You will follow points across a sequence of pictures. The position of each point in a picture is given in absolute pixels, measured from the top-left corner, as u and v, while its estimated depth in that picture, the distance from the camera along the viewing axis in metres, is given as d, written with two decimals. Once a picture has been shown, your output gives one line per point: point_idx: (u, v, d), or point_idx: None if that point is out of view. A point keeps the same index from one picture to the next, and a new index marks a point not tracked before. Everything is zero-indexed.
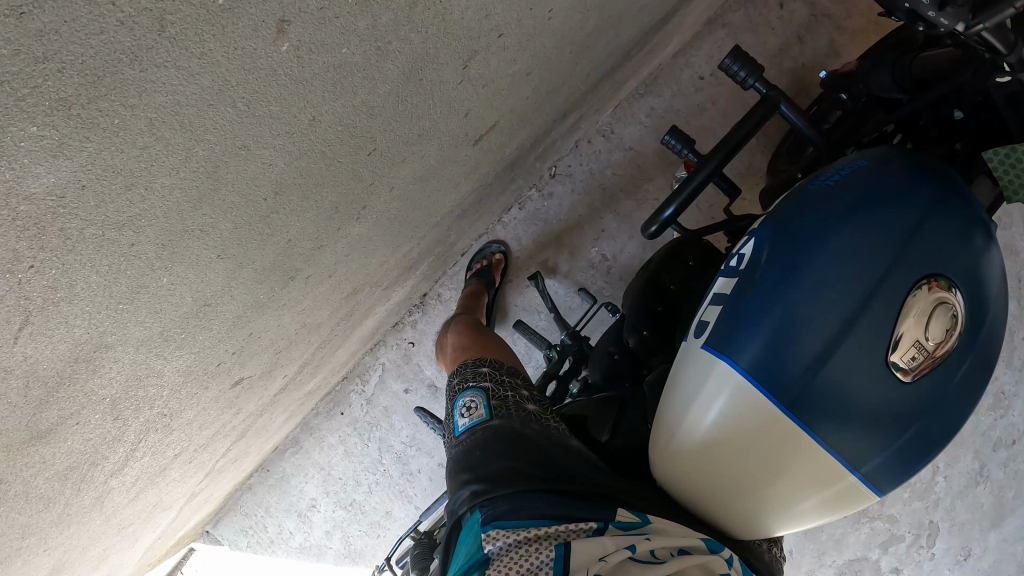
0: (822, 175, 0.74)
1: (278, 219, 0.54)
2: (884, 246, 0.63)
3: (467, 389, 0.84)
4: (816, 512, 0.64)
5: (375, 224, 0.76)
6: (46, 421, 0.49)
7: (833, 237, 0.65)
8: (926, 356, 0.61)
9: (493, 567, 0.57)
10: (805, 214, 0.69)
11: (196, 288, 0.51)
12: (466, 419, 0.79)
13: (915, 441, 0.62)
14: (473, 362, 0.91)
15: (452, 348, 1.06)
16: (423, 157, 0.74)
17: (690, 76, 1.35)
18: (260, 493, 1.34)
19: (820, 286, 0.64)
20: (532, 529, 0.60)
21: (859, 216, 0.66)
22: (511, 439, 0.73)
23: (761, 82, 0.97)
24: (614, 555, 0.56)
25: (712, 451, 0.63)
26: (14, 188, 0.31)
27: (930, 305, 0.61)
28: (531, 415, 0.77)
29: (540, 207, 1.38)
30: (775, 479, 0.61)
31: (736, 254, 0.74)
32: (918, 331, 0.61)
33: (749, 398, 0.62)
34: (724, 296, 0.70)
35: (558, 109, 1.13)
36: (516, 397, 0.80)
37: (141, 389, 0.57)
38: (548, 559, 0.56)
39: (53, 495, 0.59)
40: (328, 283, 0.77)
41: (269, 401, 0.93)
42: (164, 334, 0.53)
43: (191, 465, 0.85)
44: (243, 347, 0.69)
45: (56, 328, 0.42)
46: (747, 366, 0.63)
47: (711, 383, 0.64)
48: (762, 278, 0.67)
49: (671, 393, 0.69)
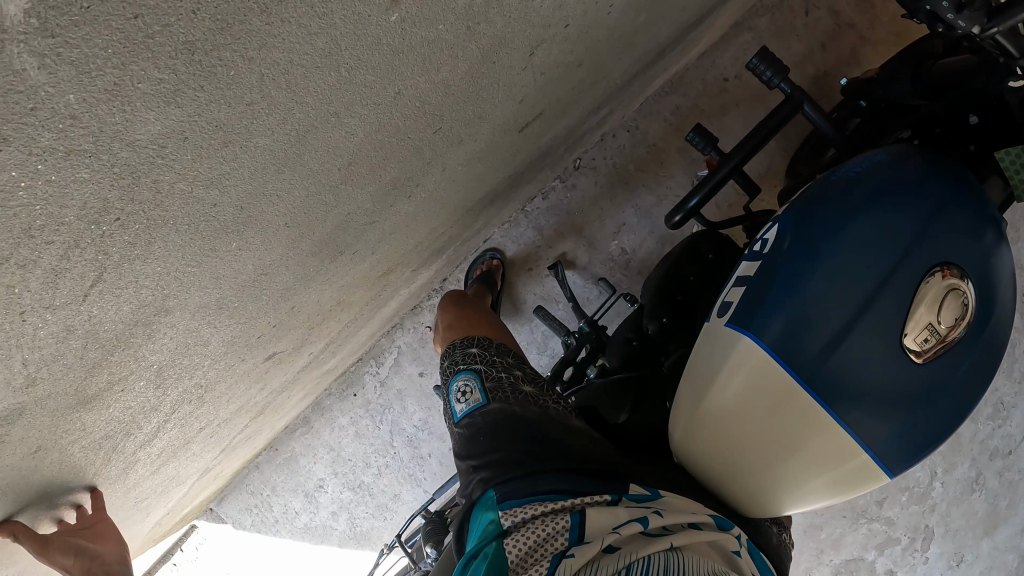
0: (844, 167, 0.80)
1: (344, 191, 0.53)
2: (898, 238, 0.70)
3: (459, 372, 0.82)
4: (826, 491, 0.69)
5: (421, 204, 0.74)
6: (94, 386, 0.46)
7: (852, 227, 0.72)
8: (938, 339, 0.67)
9: (509, 538, 0.57)
10: (826, 204, 0.76)
11: (259, 255, 0.50)
12: (463, 405, 0.77)
13: (924, 425, 0.68)
14: (463, 342, 0.88)
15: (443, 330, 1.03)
16: (476, 138, 0.72)
17: (716, 76, 1.33)
18: (267, 472, 1.31)
19: (838, 272, 0.70)
20: (548, 503, 0.60)
21: (876, 208, 0.73)
22: (511, 424, 0.71)
23: (785, 82, 0.95)
24: (626, 527, 0.56)
25: (734, 421, 0.69)
26: (121, 132, 0.30)
27: (942, 292, 0.68)
28: (531, 397, 0.75)
29: (563, 197, 1.37)
30: (791, 452, 0.67)
31: (760, 239, 0.81)
32: (930, 316, 0.67)
33: (771, 371, 0.68)
34: (747, 277, 0.77)
35: (594, 102, 1.11)
36: (511, 378, 0.78)
37: (186, 357, 0.54)
38: (562, 529, 0.56)
39: (85, 464, 0.57)
40: (369, 261, 0.75)
41: (293, 378, 0.91)
42: (219, 302, 0.51)
43: (213, 440, 0.83)
44: (283, 320, 0.67)
45: (125, 288, 0.40)
46: (769, 342, 0.69)
47: (734, 356, 0.71)
48: (783, 264, 0.73)
49: (693, 369, 0.75)
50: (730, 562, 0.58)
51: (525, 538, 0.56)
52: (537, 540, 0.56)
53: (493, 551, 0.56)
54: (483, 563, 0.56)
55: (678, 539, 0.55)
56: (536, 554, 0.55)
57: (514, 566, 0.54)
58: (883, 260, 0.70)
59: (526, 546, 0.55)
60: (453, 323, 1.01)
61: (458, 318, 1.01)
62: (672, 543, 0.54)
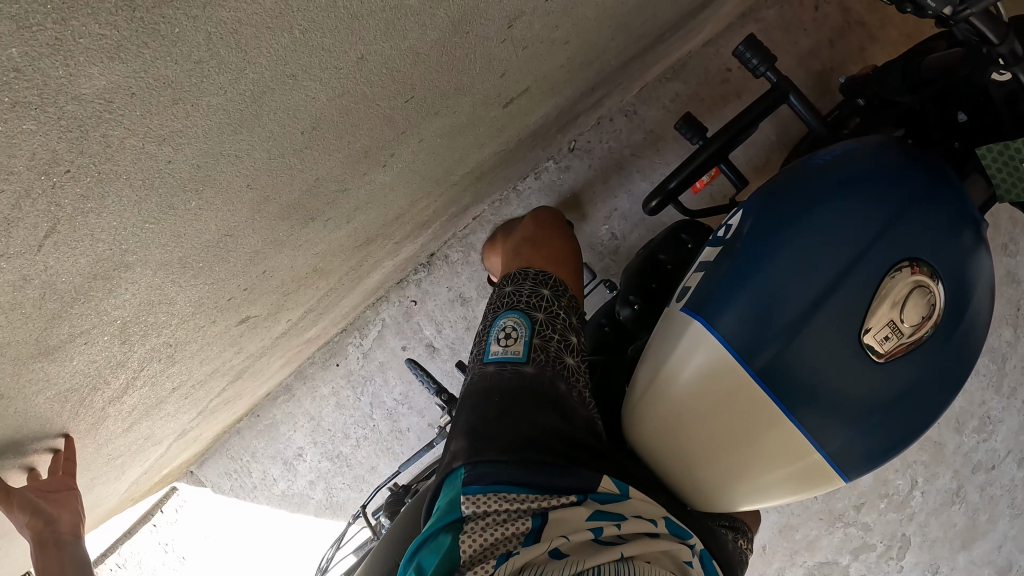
0: (816, 154, 0.80)
1: (310, 155, 0.53)
2: (861, 234, 0.71)
3: (514, 309, 0.83)
4: (777, 485, 0.71)
5: (399, 173, 0.76)
6: (54, 337, 0.49)
7: (815, 219, 0.73)
8: (899, 337, 0.68)
9: (465, 532, 0.60)
10: (792, 192, 0.76)
11: (223, 215, 0.51)
12: (502, 347, 0.79)
13: (879, 428, 0.69)
14: (535, 274, 0.88)
15: (518, 240, 1.03)
16: (454, 112, 0.74)
17: (718, 66, 1.32)
18: (247, 437, 1.37)
19: (796, 265, 0.71)
20: (513, 500, 0.63)
21: (844, 199, 0.73)
22: (532, 394, 0.74)
23: (773, 71, 0.96)
24: (578, 534, 0.60)
25: (685, 409, 0.71)
26: (65, 86, 0.31)
27: (906, 288, 0.68)
28: (566, 373, 0.79)
29: (556, 178, 1.38)
30: (740, 444, 0.69)
31: (725, 224, 0.82)
32: (893, 312, 0.68)
33: (723, 359, 0.70)
34: (707, 264, 0.79)
35: (586, 84, 1.12)
36: (561, 345, 0.80)
37: (151, 315, 0.57)
38: (519, 533, 0.60)
39: (52, 416, 0.60)
40: (345, 229, 0.77)
41: (270, 344, 0.97)
42: (183, 261, 0.53)
43: (187, 401, 0.88)
44: (255, 284, 0.70)
45: (80, 241, 0.41)
46: (722, 331, 0.71)
47: (688, 340, 0.73)
48: (739, 254, 0.75)
49: (650, 351, 0.78)
50: (679, 570, 0.62)
51: (479, 537, 0.59)
52: (492, 539, 0.59)
53: (449, 540, 0.60)
54: (438, 549, 0.61)
55: (629, 550, 0.58)
56: (487, 553, 0.58)
57: (464, 563, 0.58)
58: (843, 256, 0.70)
59: (478, 546, 0.59)
60: (528, 243, 1.00)
61: (537, 238, 1.00)
62: (622, 554, 0.57)
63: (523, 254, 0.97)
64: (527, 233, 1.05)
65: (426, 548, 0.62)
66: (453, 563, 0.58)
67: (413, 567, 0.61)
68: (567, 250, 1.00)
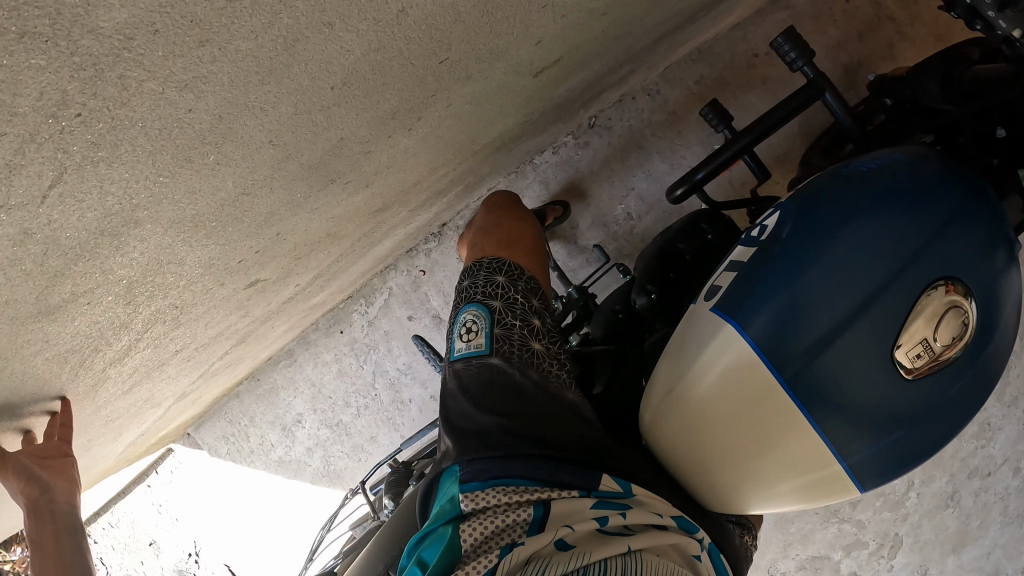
0: (857, 160, 0.77)
1: (337, 113, 0.49)
2: (904, 244, 0.67)
3: (472, 303, 0.78)
4: (792, 495, 0.70)
5: (423, 139, 0.72)
6: (56, 297, 0.46)
7: (857, 226, 0.69)
8: (931, 357, 0.65)
9: (465, 524, 0.58)
10: (832, 197, 0.73)
11: (241, 173, 0.47)
12: (465, 344, 0.75)
13: (904, 445, 0.67)
14: (490, 263, 0.83)
15: (475, 232, 0.98)
16: (484, 78, 0.69)
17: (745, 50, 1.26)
18: (247, 401, 1.36)
19: (834, 272, 0.68)
20: (514, 493, 0.60)
21: (887, 208, 0.69)
22: (505, 388, 0.71)
23: (809, 67, 0.90)
24: (583, 524, 0.57)
25: (707, 412, 0.69)
26: (81, 17, 0.26)
27: (941, 307, 0.66)
28: (534, 358, 0.73)
29: (573, 154, 1.33)
30: (761, 450, 0.67)
31: (759, 225, 0.79)
32: (926, 330, 0.65)
33: (751, 364, 0.68)
34: (740, 264, 0.76)
35: (615, 60, 1.06)
36: (523, 330, 0.75)
37: (159, 275, 0.54)
38: (521, 521, 0.57)
39: (51, 376, 0.57)
40: (363, 194, 0.74)
41: (276, 309, 0.94)
42: (195, 219, 0.49)
43: (189, 364, 0.85)
44: (268, 247, 0.66)
45: (88, 193, 0.37)
46: (754, 335, 0.68)
47: (717, 343, 0.70)
48: (776, 256, 0.72)
49: (676, 350, 0.75)
50: (690, 565, 0.61)
51: (481, 528, 0.57)
52: (494, 528, 0.57)
53: (449, 532, 0.58)
54: (439, 540, 0.58)
55: (638, 543, 0.56)
56: (491, 542, 0.56)
57: (466, 554, 0.55)
58: (884, 266, 0.67)
59: (481, 535, 0.56)
60: (485, 232, 0.94)
61: (493, 225, 0.94)
62: (630, 547, 0.55)
63: (481, 244, 0.91)
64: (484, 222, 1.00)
65: (425, 543, 0.60)
66: (454, 556, 0.56)
67: (414, 563, 0.58)
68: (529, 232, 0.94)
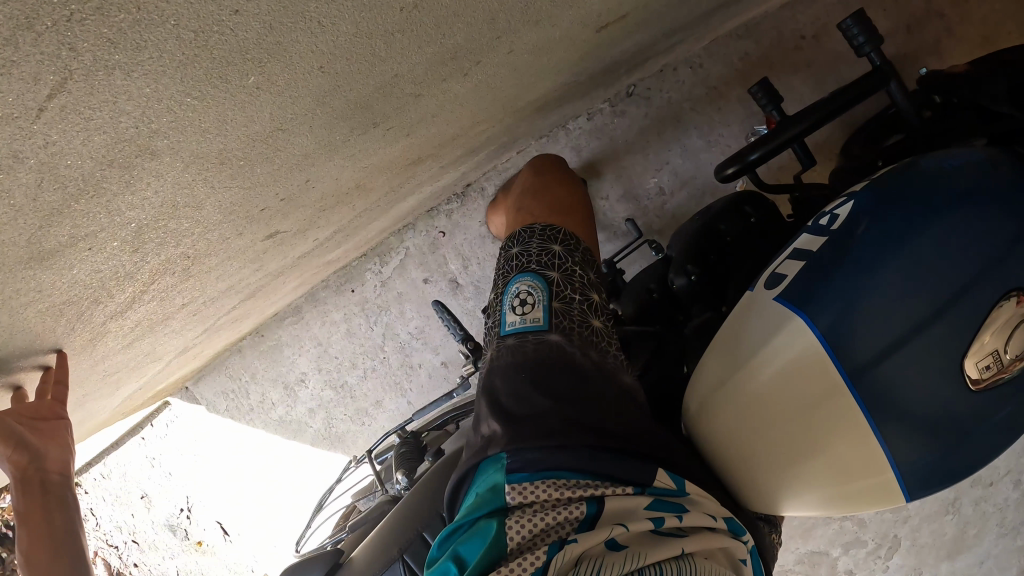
0: (938, 155, 0.65)
1: (399, 42, 0.41)
2: (1002, 241, 0.58)
3: (524, 273, 0.70)
4: (836, 506, 0.62)
5: (475, 87, 0.63)
6: (52, 240, 0.39)
7: (950, 218, 0.59)
8: (999, 369, 0.57)
9: (511, 518, 0.51)
10: (921, 184, 0.62)
11: (280, 104, 0.39)
12: (519, 318, 0.67)
13: (967, 462, 0.59)
14: (542, 230, 0.75)
15: (518, 197, 0.90)
16: (552, 25, 0.60)
17: (793, 32, 1.14)
18: (249, 357, 1.29)
19: (920, 265, 0.58)
20: (562, 488, 0.53)
21: (985, 201, 0.59)
22: (559, 363, 0.62)
23: (877, 55, 0.81)
24: (637, 523, 0.51)
25: (759, 411, 0.61)
26: None
27: (1011, 320, 0.57)
28: (591, 338, 0.66)
29: (609, 122, 1.24)
30: (807, 452, 0.60)
31: (828, 213, 0.68)
32: (998, 342, 0.56)
33: (816, 362, 0.59)
34: (808, 253, 0.65)
35: (671, 24, 0.96)
36: (582, 306, 0.68)
37: (172, 220, 0.46)
38: (572, 519, 0.51)
39: (45, 328, 0.51)
40: (402, 143, 0.65)
41: (291, 263, 0.86)
42: (220, 154, 0.41)
43: (194, 318, 0.78)
44: (294, 195, 0.58)
45: (98, 110, 0.29)
46: (823, 328, 0.59)
47: (781, 336, 0.61)
48: (857, 243, 0.62)
49: (726, 340, 0.66)
50: (735, 568, 0.55)
51: (529, 524, 0.51)
52: (543, 525, 0.51)
53: (494, 527, 0.51)
54: (480, 535, 0.52)
55: (691, 545, 0.51)
56: (537, 541, 0.50)
57: (510, 552, 0.50)
58: (977, 263, 0.57)
59: (529, 532, 0.50)
60: (531, 198, 0.86)
61: (541, 191, 0.86)
62: (683, 550, 0.50)
63: (529, 209, 0.83)
64: (527, 187, 0.92)
65: (462, 536, 0.54)
66: (497, 554, 0.50)
67: (450, 556, 0.52)
68: (580, 199, 0.86)
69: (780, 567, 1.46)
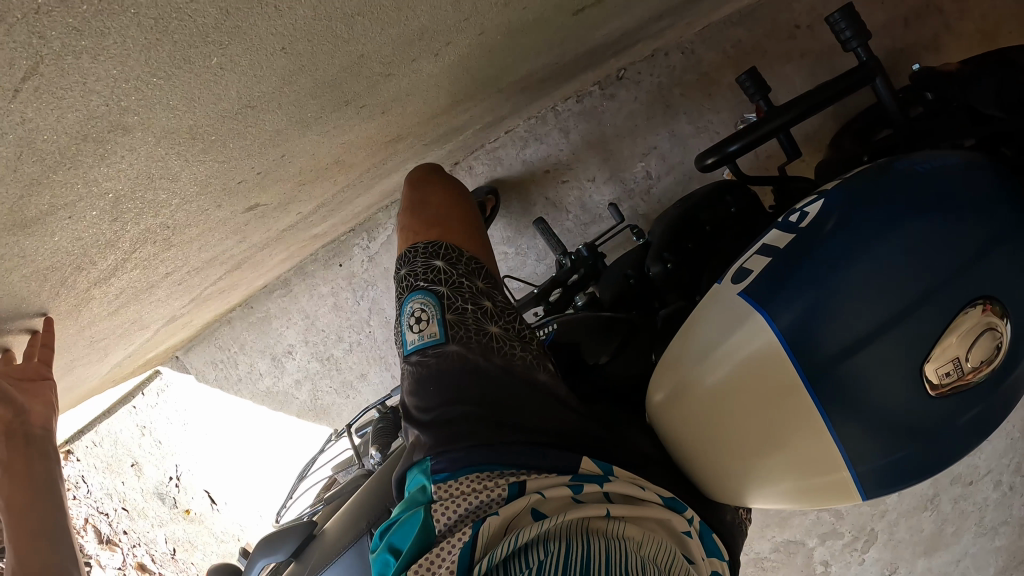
0: (909, 159, 0.68)
1: (360, 25, 0.43)
2: (956, 251, 0.61)
3: (415, 292, 0.73)
4: (791, 496, 0.66)
5: (450, 66, 0.65)
6: (34, 209, 0.42)
7: (909, 225, 0.62)
8: (958, 376, 0.60)
9: (437, 504, 0.56)
10: (886, 190, 0.65)
11: (247, 81, 0.41)
12: (417, 336, 0.70)
13: (917, 460, 0.62)
14: (425, 248, 0.77)
15: (401, 210, 0.91)
16: (524, 8, 0.62)
17: (783, 22, 1.15)
18: (238, 328, 1.33)
19: (880, 269, 0.61)
20: (487, 476, 0.59)
21: (943, 210, 0.62)
22: (466, 373, 0.67)
23: (863, 50, 0.83)
24: (556, 491, 0.56)
25: (721, 403, 0.64)
26: None
27: (977, 327, 0.60)
28: (494, 343, 0.69)
29: (597, 105, 1.26)
30: (766, 445, 0.63)
31: (799, 210, 0.70)
32: (960, 349, 0.60)
33: (775, 359, 0.62)
34: (774, 250, 0.68)
35: (656, 11, 0.97)
36: (476, 315, 0.70)
37: (149, 191, 0.49)
38: (496, 496, 0.55)
39: (31, 291, 0.54)
40: (379, 121, 0.68)
41: (275, 236, 0.89)
42: (192, 130, 0.43)
43: (179, 288, 0.82)
44: (271, 168, 0.61)
45: (70, 90, 0.32)
46: (784, 327, 0.62)
47: (742, 333, 0.64)
48: (820, 244, 0.64)
49: (690, 336, 0.69)
50: (677, 541, 0.59)
51: (453, 508, 0.55)
52: (468, 506, 0.55)
53: (421, 514, 0.56)
54: (410, 522, 0.56)
55: (616, 509, 0.54)
56: (465, 521, 0.54)
57: (439, 534, 0.54)
58: (931, 271, 0.60)
59: (455, 515, 0.55)
60: (412, 211, 0.87)
61: (420, 203, 0.87)
62: (608, 512, 0.54)
63: (414, 226, 0.85)
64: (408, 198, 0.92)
65: (396, 526, 0.58)
66: (428, 538, 0.54)
67: (386, 548, 0.56)
68: (464, 209, 0.88)
69: (757, 555, 1.51)
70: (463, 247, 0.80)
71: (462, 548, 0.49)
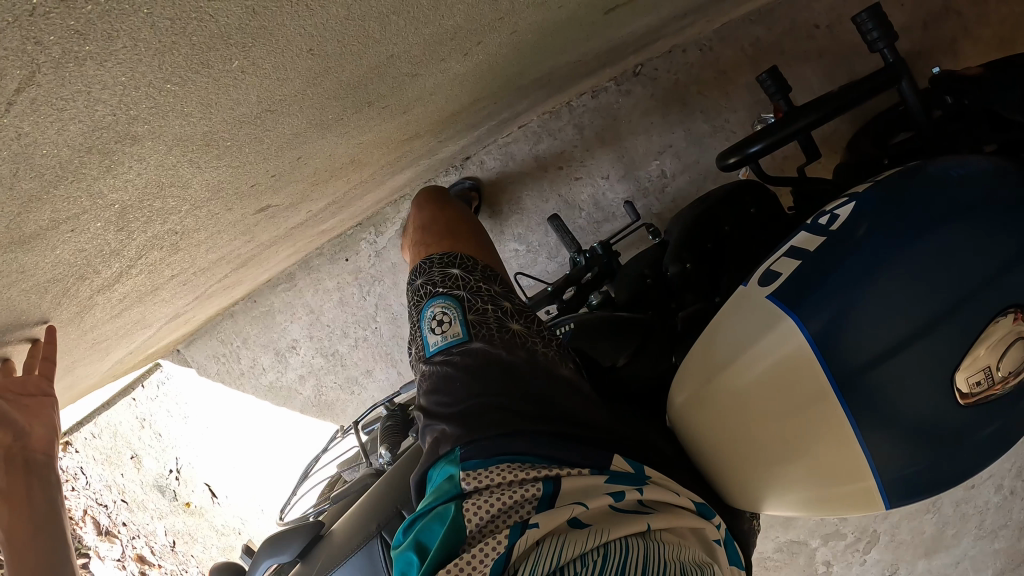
0: (946, 159, 0.63)
1: (393, 25, 0.39)
2: (998, 253, 0.56)
3: (435, 297, 0.72)
4: (813, 505, 0.62)
5: (475, 66, 0.61)
6: (33, 224, 0.38)
7: (947, 227, 0.57)
8: (988, 386, 0.56)
9: (469, 501, 0.52)
10: (923, 190, 0.61)
11: (268, 86, 0.37)
12: (439, 337, 0.69)
13: (945, 472, 0.58)
14: (441, 258, 0.78)
15: (412, 232, 0.92)
16: (558, 6, 0.58)
17: (811, 18, 1.10)
18: (241, 322, 1.29)
19: (916, 273, 0.57)
20: (523, 470, 0.55)
21: (985, 210, 0.57)
22: (488, 367, 0.65)
23: (891, 51, 0.76)
24: (596, 500, 0.52)
25: (744, 410, 0.60)
26: None
27: (1007, 337, 0.56)
28: (516, 337, 0.67)
29: (613, 101, 1.21)
30: (790, 452, 0.59)
31: (828, 213, 0.66)
32: (991, 359, 0.55)
33: (804, 365, 0.58)
34: (805, 253, 0.64)
35: (684, 7, 0.93)
36: (498, 313, 0.69)
37: (157, 200, 0.45)
38: (531, 498, 0.52)
39: (31, 302, 0.50)
40: (400, 120, 0.64)
41: (284, 234, 0.85)
42: (205, 136, 0.39)
43: (185, 287, 0.78)
44: (285, 170, 0.57)
45: (72, 99, 0.29)
46: (814, 332, 0.58)
47: (770, 338, 0.60)
48: (854, 247, 0.60)
49: (711, 340, 0.65)
50: (708, 547, 0.56)
51: (485, 507, 0.51)
52: (502, 505, 0.51)
53: (452, 511, 0.52)
54: (439, 519, 0.53)
55: (655, 522, 0.52)
56: (499, 522, 0.50)
57: (470, 535, 0.50)
58: (970, 274, 0.56)
59: (487, 514, 0.51)
60: (423, 229, 0.89)
61: (431, 222, 0.89)
62: (648, 526, 0.51)
63: (426, 242, 0.85)
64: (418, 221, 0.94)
65: (423, 522, 0.54)
66: (457, 538, 0.50)
67: (411, 546, 0.53)
68: (470, 222, 0.89)
69: (758, 554, 1.50)
70: (476, 257, 0.81)
71: (496, 561, 0.46)
